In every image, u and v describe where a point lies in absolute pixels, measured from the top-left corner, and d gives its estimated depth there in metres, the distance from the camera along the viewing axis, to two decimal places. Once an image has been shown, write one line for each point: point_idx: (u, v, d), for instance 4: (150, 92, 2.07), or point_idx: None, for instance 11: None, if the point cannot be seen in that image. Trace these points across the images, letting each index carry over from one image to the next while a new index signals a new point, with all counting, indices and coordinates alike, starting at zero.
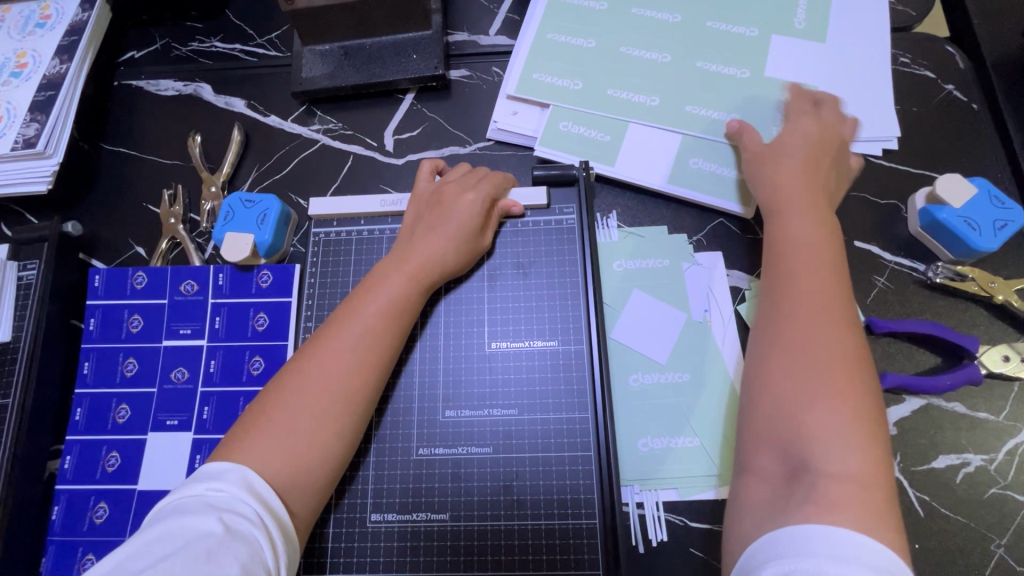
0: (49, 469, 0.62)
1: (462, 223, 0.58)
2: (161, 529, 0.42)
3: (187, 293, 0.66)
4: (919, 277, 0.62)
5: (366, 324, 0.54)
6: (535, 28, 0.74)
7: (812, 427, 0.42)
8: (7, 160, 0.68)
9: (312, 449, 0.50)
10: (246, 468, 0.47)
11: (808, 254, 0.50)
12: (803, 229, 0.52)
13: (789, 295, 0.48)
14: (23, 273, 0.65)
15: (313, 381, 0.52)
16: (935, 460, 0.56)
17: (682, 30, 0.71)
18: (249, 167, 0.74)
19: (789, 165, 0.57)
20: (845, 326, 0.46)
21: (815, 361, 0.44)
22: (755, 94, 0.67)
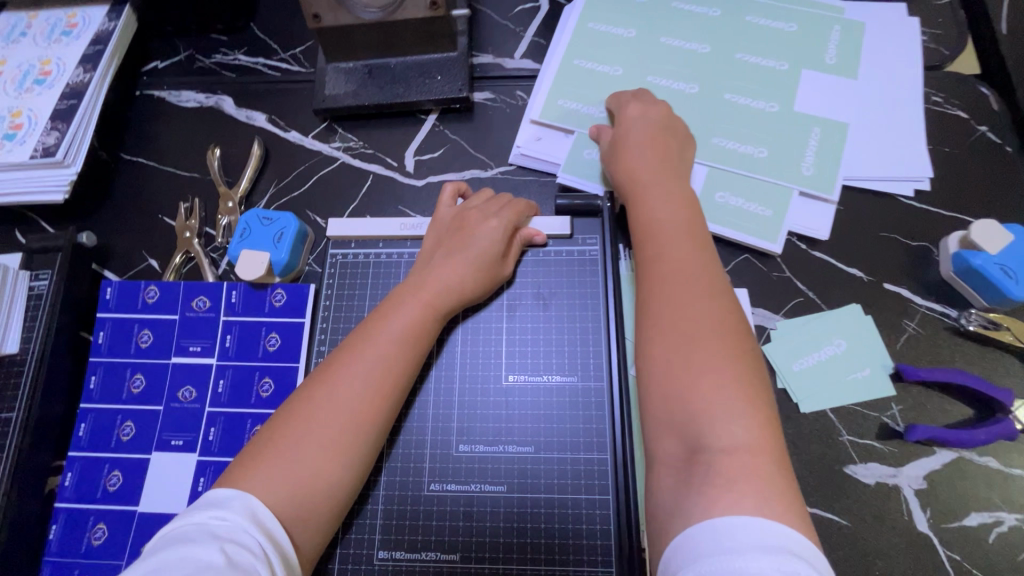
0: (50, 485, 0.60)
1: (486, 251, 0.57)
2: (161, 559, 0.40)
3: (199, 309, 0.65)
4: (951, 323, 0.60)
5: (377, 350, 0.53)
6: (562, 54, 0.73)
7: (702, 407, 0.43)
8: (25, 168, 0.67)
9: (317, 483, 0.48)
10: (251, 499, 0.45)
11: (677, 232, 0.52)
12: (666, 208, 0.54)
13: (660, 276, 0.50)
14: (35, 284, 0.64)
15: (316, 403, 0.50)
16: (967, 517, 0.53)
17: (711, 61, 0.70)
18: (267, 183, 0.73)
19: (645, 150, 0.59)
20: (717, 294, 0.48)
21: (690, 337, 0.46)
22: (783, 130, 0.66)
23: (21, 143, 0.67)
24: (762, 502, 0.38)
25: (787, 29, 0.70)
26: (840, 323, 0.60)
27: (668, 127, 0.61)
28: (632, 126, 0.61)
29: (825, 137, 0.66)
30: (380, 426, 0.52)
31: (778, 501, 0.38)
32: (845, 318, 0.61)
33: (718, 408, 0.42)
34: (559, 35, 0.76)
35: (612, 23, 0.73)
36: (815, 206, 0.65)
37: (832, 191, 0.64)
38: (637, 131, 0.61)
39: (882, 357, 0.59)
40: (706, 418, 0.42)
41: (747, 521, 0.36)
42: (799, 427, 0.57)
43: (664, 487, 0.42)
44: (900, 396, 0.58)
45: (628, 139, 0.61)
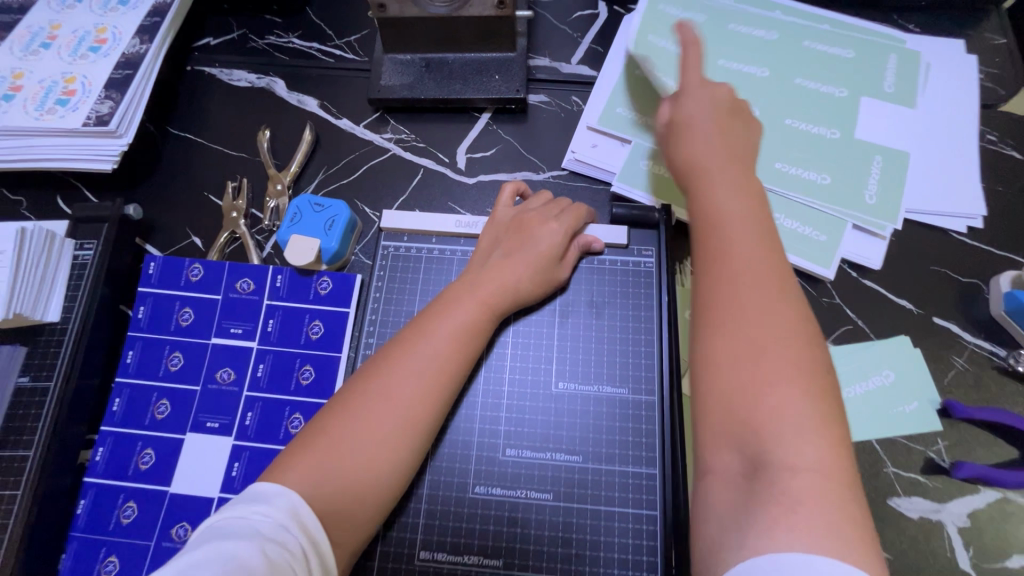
0: (81, 458, 0.59)
1: (543, 256, 0.57)
2: (201, 549, 0.39)
3: (243, 291, 0.64)
4: (999, 362, 0.60)
5: (433, 347, 0.52)
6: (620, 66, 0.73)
7: (767, 418, 0.38)
8: (76, 135, 0.66)
9: (367, 480, 0.47)
10: (294, 497, 0.43)
11: (745, 218, 0.46)
12: (732, 189, 0.48)
13: (723, 266, 0.44)
14: (79, 253, 0.63)
15: (368, 394, 0.49)
16: (1009, 558, 0.53)
17: (773, 85, 0.70)
18: (316, 168, 0.72)
19: (711, 123, 0.52)
20: (786, 289, 0.43)
21: (755, 338, 0.41)
22: (840, 160, 0.66)
23: (74, 109, 0.66)
24: (828, 536, 0.33)
25: (845, 55, 0.71)
26: (889, 354, 0.60)
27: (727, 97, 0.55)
28: (695, 97, 0.54)
29: (886, 168, 0.66)
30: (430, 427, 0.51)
31: (847, 531, 0.34)
32: (895, 349, 0.60)
33: (786, 424, 0.38)
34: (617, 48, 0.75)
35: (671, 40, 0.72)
36: (866, 239, 0.64)
37: (887, 225, 0.64)
38: (699, 104, 0.53)
39: (931, 392, 0.58)
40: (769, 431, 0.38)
41: (798, 555, 0.33)
42: None
43: (715, 516, 0.38)
44: (946, 432, 0.57)
45: (684, 112, 0.53)
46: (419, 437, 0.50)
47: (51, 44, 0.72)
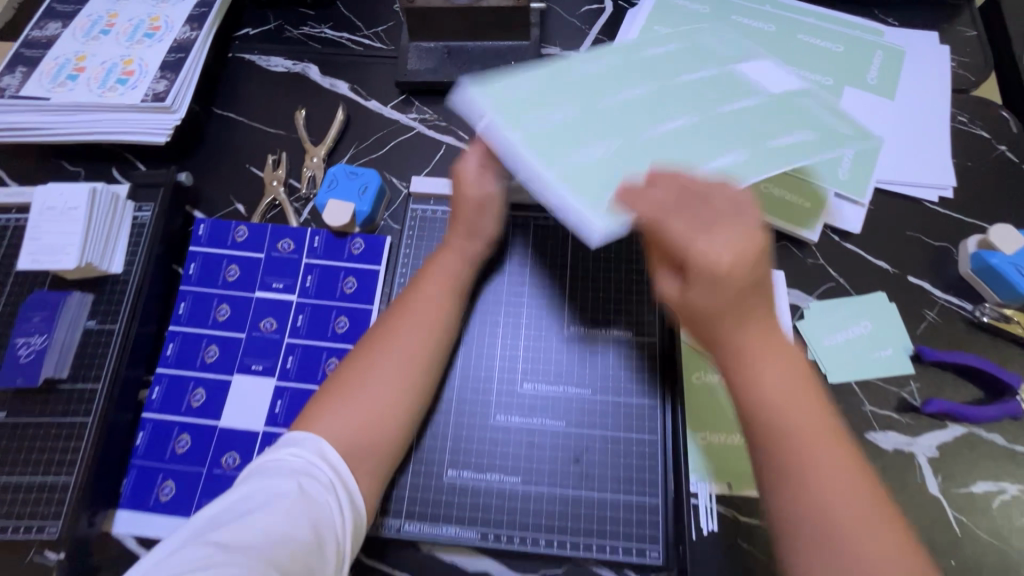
0: (139, 397, 0.66)
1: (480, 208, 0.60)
2: (247, 487, 0.45)
3: (284, 250, 0.71)
4: (967, 315, 0.67)
5: (428, 302, 0.58)
6: (510, 96, 0.53)
7: (860, 558, 0.42)
8: (135, 110, 0.73)
9: (383, 424, 0.52)
10: (318, 441, 0.49)
11: (802, 416, 0.46)
12: (780, 386, 0.47)
13: (793, 442, 0.45)
14: (138, 214, 0.69)
15: (377, 350, 0.55)
16: (973, 485, 0.59)
17: (609, 80, 0.56)
18: (348, 144, 0.79)
19: (733, 298, 0.46)
20: (833, 434, 0.46)
21: (831, 522, 0.43)
22: (779, 109, 0.56)
23: (133, 87, 0.73)
24: None
25: None
26: (867, 307, 0.67)
27: (748, 298, 0.47)
28: (706, 284, 0.46)
29: (800, 120, 0.56)
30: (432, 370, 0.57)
31: None
32: (872, 303, 0.67)
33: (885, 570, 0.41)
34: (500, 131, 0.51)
35: (584, 116, 0.53)
36: (847, 206, 0.71)
37: (863, 194, 0.70)
38: (712, 295, 0.46)
39: (905, 340, 0.65)
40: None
41: None
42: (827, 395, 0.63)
43: None
44: (918, 375, 0.64)
45: (699, 298, 0.47)
46: (422, 375, 0.55)
47: (109, 30, 0.79)
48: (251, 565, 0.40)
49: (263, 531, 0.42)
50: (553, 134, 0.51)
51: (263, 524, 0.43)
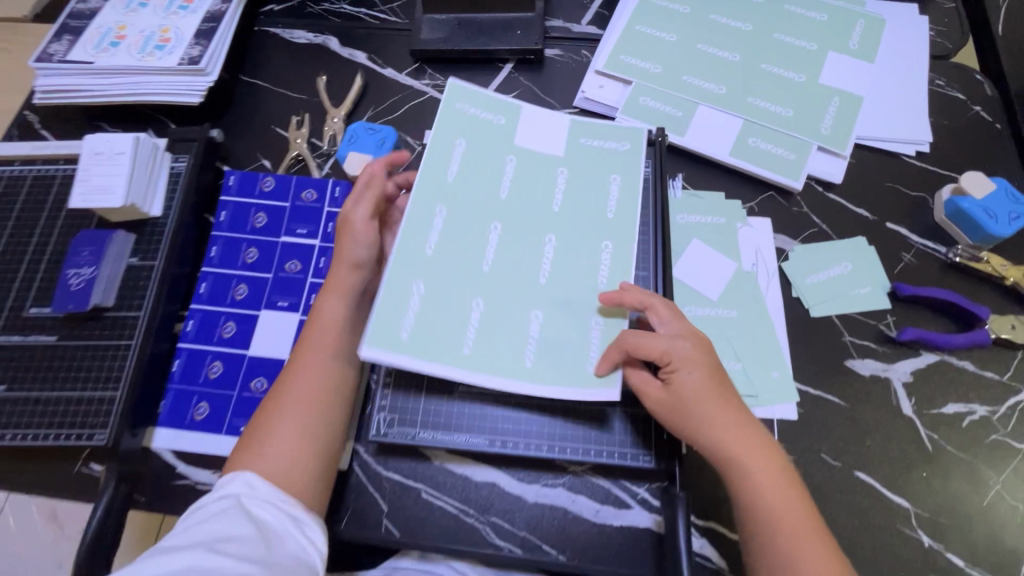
0: (174, 330, 0.71)
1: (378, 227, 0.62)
2: (189, 512, 0.49)
3: (307, 200, 0.77)
4: (941, 257, 0.72)
5: (323, 338, 0.59)
6: (410, 321, 0.57)
7: None
8: (171, 73, 0.80)
9: (301, 465, 0.54)
10: (242, 474, 0.52)
11: (778, 493, 0.52)
12: (771, 494, 0.52)
13: (775, 517, 0.51)
14: (175, 165, 0.76)
15: (288, 385, 0.57)
16: (945, 406, 0.64)
17: (481, 165, 0.65)
18: (366, 107, 0.85)
19: (716, 410, 0.54)
20: (798, 490, 0.53)
21: (800, 560, 0.49)
22: (599, 159, 0.67)
23: (170, 53, 0.80)
24: None
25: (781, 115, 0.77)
26: (847, 250, 0.72)
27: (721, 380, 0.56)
28: (693, 383, 0.55)
29: (628, 159, 0.67)
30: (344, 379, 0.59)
31: None
32: (852, 246, 0.72)
33: None
34: (443, 371, 0.56)
35: (485, 330, 0.58)
36: (829, 159, 0.76)
37: (844, 147, 0.76)
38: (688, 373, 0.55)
39: (882, 279, 0.70)
40: None
41: None
42: (810, 327, 0.68)
43: None
44: (894, 310, 0.69)
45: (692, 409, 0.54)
46: (328, 412, 0.57)
47: (147, 3, 0.86)
48: (200, 555, 0.44)
49: (208, 532, 0.46)
50: (485, 349, 0.58)
51: (209, 528, 0.47)
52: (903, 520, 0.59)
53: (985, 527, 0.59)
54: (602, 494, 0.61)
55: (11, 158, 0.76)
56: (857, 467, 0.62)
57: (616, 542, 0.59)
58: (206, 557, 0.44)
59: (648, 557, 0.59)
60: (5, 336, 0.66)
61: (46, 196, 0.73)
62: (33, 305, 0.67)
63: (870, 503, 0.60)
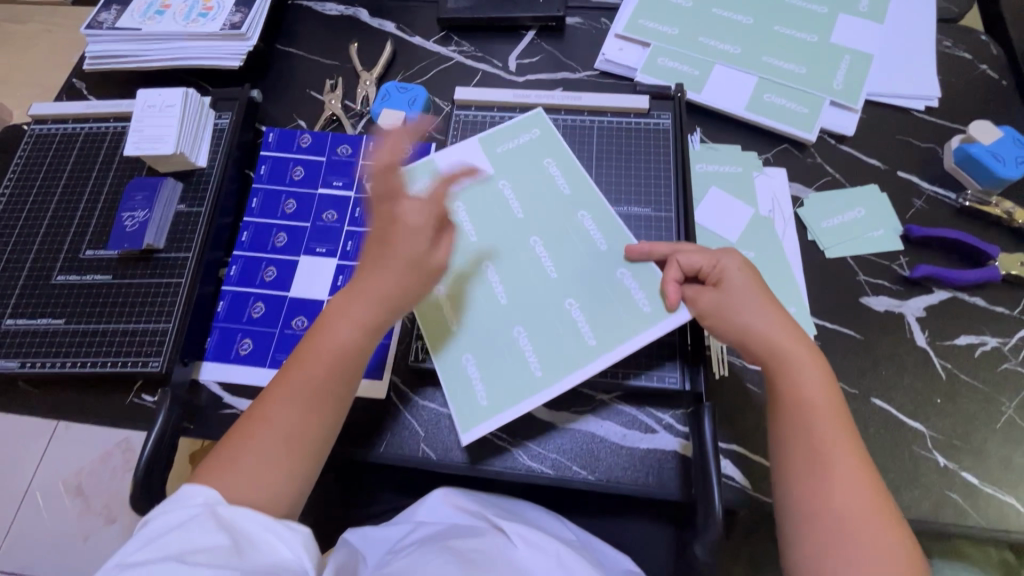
0: (219, 275, 0.75)
1: (423, 263, 0.58)
2: (157, 515, 0.47)
3: (343, 154, 0.81)
4: (951, 202, 0.75)
5: (320, 365, 0.56)
6: (481, 386, 0.62)
7: (838, 458, 0.51)
8: (214, 38, 0.85)
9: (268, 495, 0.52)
10: (209, 489, 0.49)
11: (810, 376, 0.55)
12: (803, 376, 0.55)
13: (805, 391, 0.54)
14: (218, 122, 0.80)
15: (273, 400, 0.55)
16: (958, 338, 0.67)
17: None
18: (396, 73, 0.90)
19: (756, 309, 0.58)
20: (826, 377, 0.55)
21: (827, 432, 0.52)
22: (526, 153, 0.73)
23: (213, 20, 0.85)
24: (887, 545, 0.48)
25: (795, 71, 0.81)
26: (859, 196, 0.75)
27: (754, 279, 0.60)
28: (736, 293, 0.58)
29: (542, 145, 0.73)
30: (330, 403, 0.56)
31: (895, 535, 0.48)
32: (865, 194, 0.75)
33: (853, 476, 0.50)
34: (527, 406, 0.61)
35: (536, 342, 0.63)
36: (841, 113, 0.80)
37: (856, 101, 0.79)
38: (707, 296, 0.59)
39: (895, 223, 0.73)
40: (841, 469, 0.51)
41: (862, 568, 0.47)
42: (825, 268, 0.71)
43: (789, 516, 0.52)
44: (906, 251, 0.72)
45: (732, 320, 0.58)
46: (299, 452, 0.54)
47: None
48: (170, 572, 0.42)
49: (176, 546, 0.44)
50: (548, 358, 0.62)
51: (176, 542, 0.44)
52: (919, 442, 0.62)
53: (999, 449, 0.62)
54: (629, 420, 0.64)
55: (65, 116, 0.80)
56: (874, 394, 0.64)
57: (643, 462, 0.62)
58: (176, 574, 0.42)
59: (675, 476, 0.61)
60: (64, 275, 0.71)
61: (98, 149, 0.78)
62: (89, 247, 0.73)
63: (887, 426, 0.63)
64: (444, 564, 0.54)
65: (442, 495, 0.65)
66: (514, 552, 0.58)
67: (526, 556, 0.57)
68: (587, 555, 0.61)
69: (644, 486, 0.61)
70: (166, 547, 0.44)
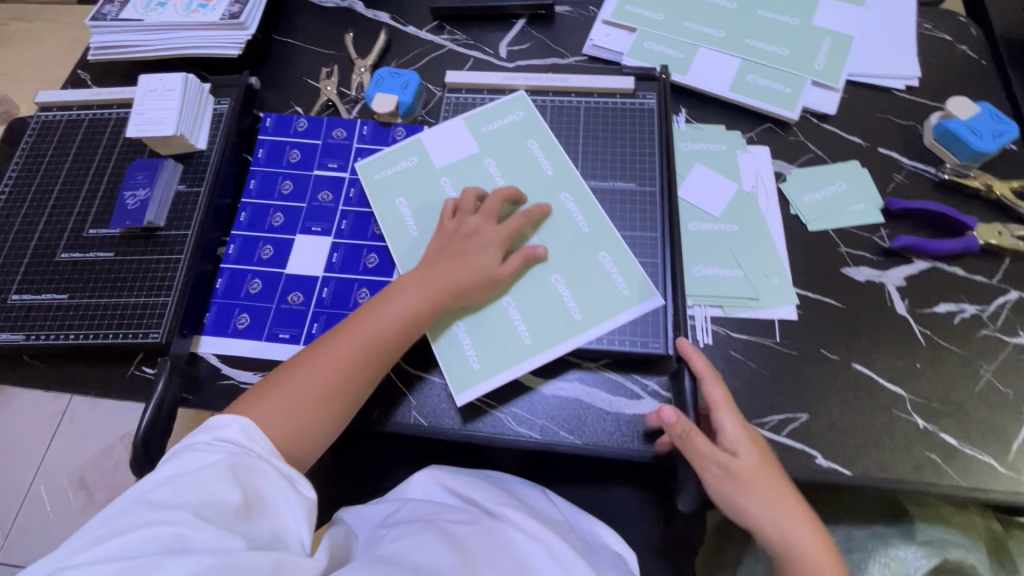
0: (217, 253, 0.77)
1: (485, 276, 0.65)
2: (178, 460, 0.50)
3: (338, 138, 0.83)
4: (931, 176, 0.76)
5: (378, 326, 0.61)
6: (473, 351, 0.66)
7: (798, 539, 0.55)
8: (214, 28, 0.87)
9: (295, 436, 0.57)
10: (245, 419, 0.54)
11: (758, 472, 0.56)
12: (756, 479, 0.56)
13: (758, 487, 0.55)
14: (218, 107, 0.83)
15: (319, 352, 0.60)
16: (937, 306, 0.68)
17: (423, 201, 0.76)
18: (390, 60, 0.92)
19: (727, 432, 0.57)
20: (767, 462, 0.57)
21: (785, 521, 0.55)
22: (509, 134, 0.77)
23: (213, 10, 0.88)
24: None
25: (778, 53, 0.83)
26: (840, 172, 0.77)
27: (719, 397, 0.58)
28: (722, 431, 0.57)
29: (524, 126, 0.78)
30: (372, 365, 0.61)
31: None
32: (846, 169, 0.77)
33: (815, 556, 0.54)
34: (518, 370, 0.64)
35: (525, 312, 0.66)
36: (823, 92, 0.82)
37: (838, 81, 0.81)
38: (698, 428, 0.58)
39: (876, 197, 0.75)
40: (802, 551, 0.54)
41: None
42: (807, 240, 0.73)
43: None
44: (887, 224, 0.73)
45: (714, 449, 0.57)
46: (330, 402, 0.59)
47: None
48: (178, 524, 0.44)
49: (189, 495, 0.46)
50: (537, 328, 0.66)
51: (191, 485, 0.47)
52: (898, 406, 0.63)
53: (978, 411, 0.63)
54: (615, 386, 0.66)
55: (69, 103, 0.83)
56: (855, 360, 0.66)
57: (628, 427, 0.63)
58: (183, 527, 0.44)
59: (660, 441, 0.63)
60: (68, 252, 0.74)
61: (102, 134, 0.81)
62: (92, 226, 0.75)
63: (868, 390, 0.64)
64: (437, 552, 0.52)
65: (428, 476, 0.66)
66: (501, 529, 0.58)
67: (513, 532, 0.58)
68: (570, 535, 0.61)
69: (630, 449, 0.62)
70: (182, 488, 0.47)
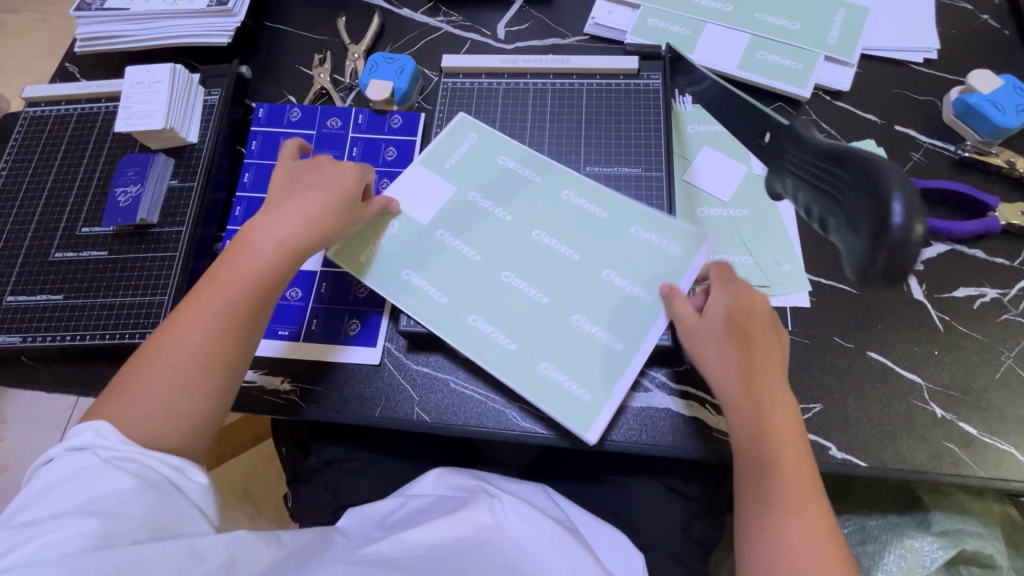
0: (213, 250, 0.74)
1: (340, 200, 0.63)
2: (37, 478, 0.47)
3: (332, 127, 0.80)
4: (949, 154, 0.73)
5: (231, 289, 0.57)
6: (575, 384, 0.60)
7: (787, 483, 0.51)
8: (202, 16, 0.85)
9: (166, 429, 0.51)
10: (104, 422, 0.50)
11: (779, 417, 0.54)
12: (777, 421, 0.53)
13: (774, 432, 0.53)
14: (207, 98, 0.80)
15: (171, 331, 0.55)
16: (956, 291, 0.66)
17: (433, 264, 0.66)
18: (385, 44, 0.89)
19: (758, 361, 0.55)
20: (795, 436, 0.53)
21: (793, 474, 0.51)
22: (473, 160, 0.72)
23: None
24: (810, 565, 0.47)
25: (788, 27, 0.79)
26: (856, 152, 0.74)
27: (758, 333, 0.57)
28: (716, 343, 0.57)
29: (485, 147, 0.73)
30: (238, 335, 0.56)
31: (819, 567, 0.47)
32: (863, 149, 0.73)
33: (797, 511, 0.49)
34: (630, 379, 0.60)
35: (598, 320, 0.62)
36: (837, 68, 0.78)
37: (851, 56, 0.77)
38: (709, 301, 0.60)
39: None
40: (784, 492, 0.50)
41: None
42: None
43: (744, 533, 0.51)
44: None
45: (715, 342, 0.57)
46: (197, 380, 0.53)
47: None
48: (74, 523, 0.43)
49: (74, 497, 0.44)
50: (620, 332, 0.62)
51: (71, 491, 0.45)
52: (915, 394, 0.61)
53: (998, 399, 0.61)
54: None
55: (57, 98, 0.81)
56: (870, 348, 0.64)
57: (635, 420, 0.62)
58: (76, 527, 0.42)
59: (669, 434, 0.61)
60: (61, 252, 0.73)
61: (92, 129, 0.79)
62: (84, 225, 0.74)
63: (885, 380, 0.62)
64: (423, 556, 0.52)
65: (437, 475, 0.65)
66: (505, 524, 0.57)
67: (518, 526, 0.56)
68: (578, 532, 0.59)
69: (638, 442, 0.61)
70: (57, 498, 0.44)
